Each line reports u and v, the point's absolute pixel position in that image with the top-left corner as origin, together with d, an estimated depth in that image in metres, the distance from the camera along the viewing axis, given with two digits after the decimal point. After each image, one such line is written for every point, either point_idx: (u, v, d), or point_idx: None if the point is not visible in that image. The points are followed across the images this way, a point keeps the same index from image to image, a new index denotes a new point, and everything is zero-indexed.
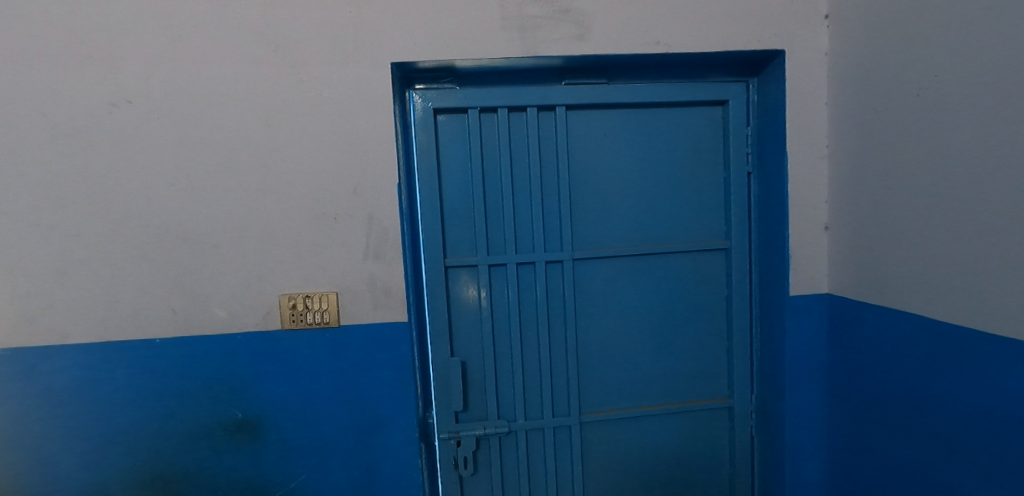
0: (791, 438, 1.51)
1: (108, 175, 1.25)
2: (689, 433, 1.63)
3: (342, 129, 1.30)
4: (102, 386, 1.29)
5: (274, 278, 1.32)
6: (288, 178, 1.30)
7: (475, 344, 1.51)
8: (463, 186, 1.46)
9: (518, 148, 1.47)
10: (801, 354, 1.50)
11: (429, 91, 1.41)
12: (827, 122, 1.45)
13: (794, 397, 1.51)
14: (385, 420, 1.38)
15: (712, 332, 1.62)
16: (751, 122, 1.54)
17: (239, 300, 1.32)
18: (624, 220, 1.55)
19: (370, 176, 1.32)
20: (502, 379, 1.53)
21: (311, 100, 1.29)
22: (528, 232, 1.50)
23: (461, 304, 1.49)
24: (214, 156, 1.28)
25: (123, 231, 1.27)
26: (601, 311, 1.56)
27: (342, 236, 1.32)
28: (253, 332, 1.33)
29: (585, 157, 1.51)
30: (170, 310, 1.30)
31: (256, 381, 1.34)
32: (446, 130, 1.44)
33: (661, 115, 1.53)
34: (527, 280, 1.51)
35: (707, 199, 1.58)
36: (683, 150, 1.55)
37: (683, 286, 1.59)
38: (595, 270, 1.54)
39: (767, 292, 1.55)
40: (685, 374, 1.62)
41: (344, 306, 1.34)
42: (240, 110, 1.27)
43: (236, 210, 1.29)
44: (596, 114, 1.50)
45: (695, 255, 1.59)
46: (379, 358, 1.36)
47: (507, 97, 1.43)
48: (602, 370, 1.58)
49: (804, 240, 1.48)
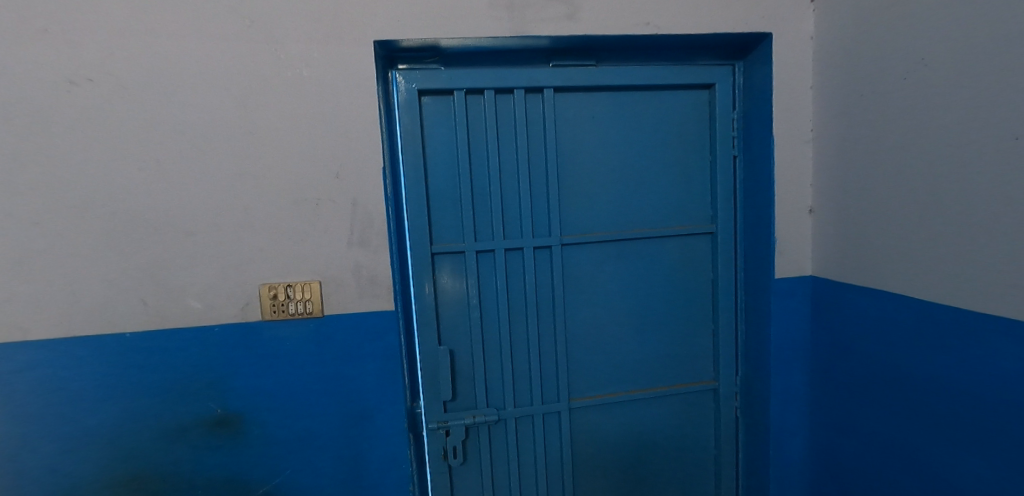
0: (776, 417, 1.55)
1: (69, 159, 1.17)
2: (675, 417, 1.65)
3: (323, 111, 1.24)
4: (68, 385, 1.22)
5: (253, 267, 1.26)
6: (266, 162, 1.24)
7: (464, 332, 1.48)
8: (449, 170, 1.42)
9: (505, 132, 1.44)
10: (786, 335, 1.52)
11: (413, 72, 1.36)
12: (813, 105, 1.46)
13: (779, 378, 1.53)
14: (373, 412, 1.35)
15: (698, 317, 1.63)
16: (737, 106, 1.54)
17: (216, 291, 1.25)
18: (613, 205, 1.53)
19: (354, 160, 1.27)
20: (491, 368, 1.51)
21: (289, 80, 1.22)
22: (516, 218, 1.47)
23: (449, 292, 1.46)
24: (185, 139, 1.21)
25: (88, 219, 1.19)
26: (590, 297, 1.55)
27: (324, 222, 1.27)
28: (232, 324, 1.27)
29: (574, 141, 1.49)
30: (141, 303, 1.23)
31: (236, 375, 1.28)
32: (431, 113, 1.40)
33: (649, 99, 1.52)
34: (516, 266, 1.49)
35: (693, 184, 1.58)
36: (671, 134, 1.54)
37: (670, 271, 1.59)
38: (584, 255, 1.53)
39: (753, 276, 1.56)
40: (672, 357, 1.63)
41: (328, 296, 1.29)
42: (213, 90, 1.20)
43: (211, 196, 1.23)
44: (584, 97, 1.48)
45: (682, 239, 1.59)
46: (365, 348, 1.32)
47: (494, 79, 1.39)
48: (590, 356, 1.57)
49: (788, 223, 1.49)
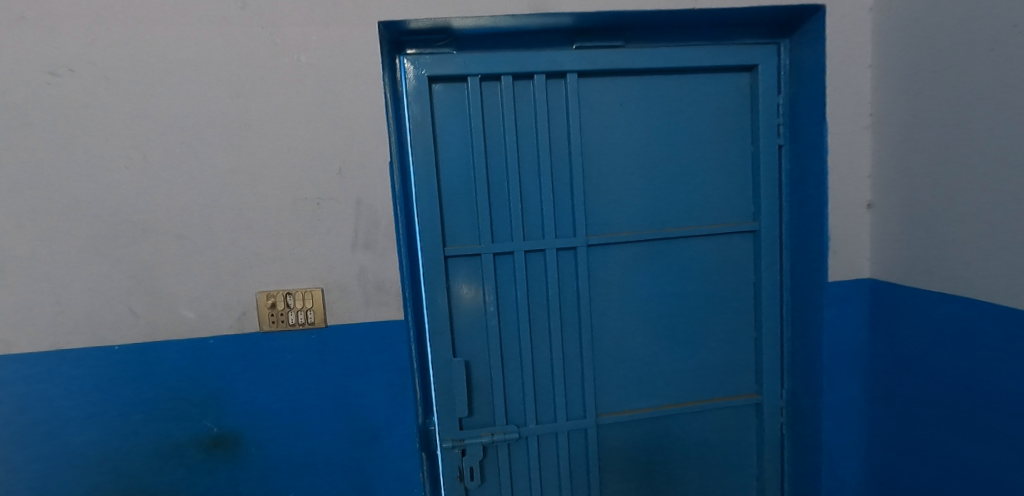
0: (828, 437, 1.38)
1: (50, 157, 1.07)
2: (714, 434, 1.50)
3: (323, 101, 1.13)
4: (54, 403, 1.12)
5: (250, 273, 1.15)
6: (262, 159, 1.12)
7: (480, 343, 1.35)
8: (463, 165, 1.29)
9: (524, 122, 1.30)
10: (839, 345, 1.36)
11: (422, 56, 1.23)
12: (871, 87, 1.29)
13: (831, 392, 1.37)
14: (382, 430, 1.23)
15: (738, 325, 1.48)
16: (784, 90, 1.38)
17: (210, 300, 1.15)
18: (643, 201, 1.39)
19: (357, 154, 1.15)
20: (510, 381, 1.38)
21: (286, 67, 1.11)
22: (537, 217, 1.34)
23: (465, 299, 1.34)
24: (175, 134, 1.10)
25: (71, 223, 1.09)
26: (617, 302, 1.41)
27: (326, 223, 1.16)
28: (228, 336, 1.16)
29: (599, 131, 1.34)
30: (131, 313, 1.13)
31: (233, 391, 1.18)
32: (443, 102, 1.27)
33: (683, 83, 1.37)
34: (537, 269, 1.36)
35: (733, 177, 1.42)
36: (707, 122, 1.39)
37: (708, 275, 1.44)
38: (611, 257, 1.39)
39: (801, 279, 1.40)
40: (709, 368, 1.48)
41: (331, 304, 1.18)
42: (203, 78, 1.09)
43: (204, 195, 1.12)
44: (611, 82, 1.34)
45: (721, 238, 1.44)
46: (373, 361, 1.21)
47: (511, 62, 1.26)
48: (619, 367, 1.43)
49: (845, 220, 1.33)
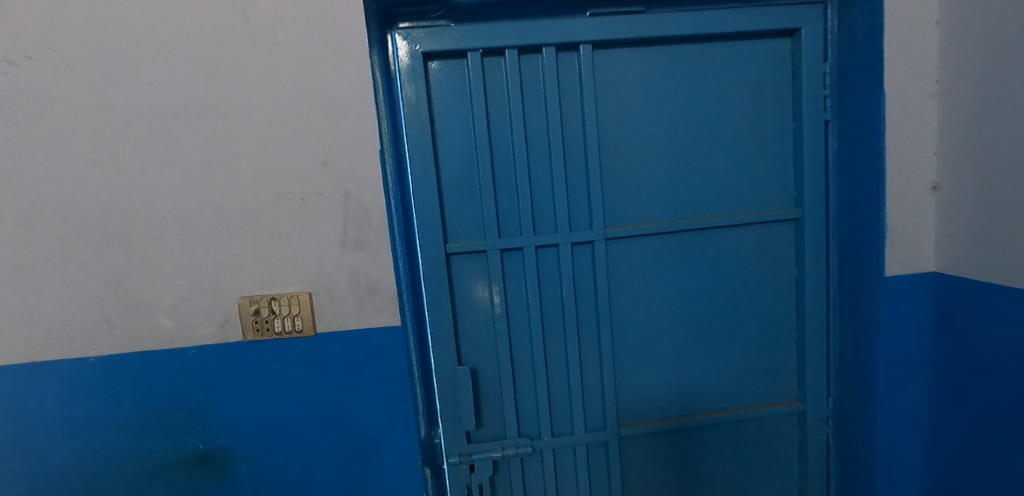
0: (883, 452, 1.22)
1: (10, 155, 0.98)
2: (750, 445, 1.35)
3: (303, 83, 1.00)
4: (29, 419, 1.04)
5: (230, 278, 1.04)
6: (239, 151, 1.01)
7: (488, 348, 1.23)
8: (465, 153, 1.16)
9: (532, 103, 1.16)
10: (896, 349, 1.19)
11: (416, 30, 1.09)
12: (937, 48, 1.10)
13: (887, 402, 1.21)
14: (380, 447, 1.12)
15: (777, 325, 1.32)
16: (831, 56, 1.20)
17: (189, 307, 1.05)
18: (668, 188, 1.24)
19: (344, 142, 1.03)
20: (522, 389, 1.25)
21: (261, 45, 0.99)
22: (548, 208, 1.20)
23: (471, 301, 1.21)
24: (144, 125, 0.99)
25: (37, 225, 1.00)
26: (640, 302, 1.27)
27: (313, 221, 1.04)
28: (210, 346, 1.06)
29: (617, 110, 1.19)
30: (106, 322, 1.04)
31: (218, 406, 1.08)
32: (440, 82, 1.14)
33: (712, 53, 1.20)
34: (550, 266, 1.22)
35: (771, 159, 1.26)
36: (741, 97, 1.23)
37: (743, 270, 1.29)
38: (633, 252, 1.24)
39: (851, 273, 1.23)
40: (744, 373, 1.33)
41: (320, 310, 1.07)
42: (171, 61, 0.98)
43: (176, 192, 1.01)
44: (630, 53, 1.18)
45: (757, 228, 1.27)
46: (368, 372, 1.10)
47: (516, 34, 1.11)
48: (642, 374, 1.29)
49: (906, 205, 1.14)
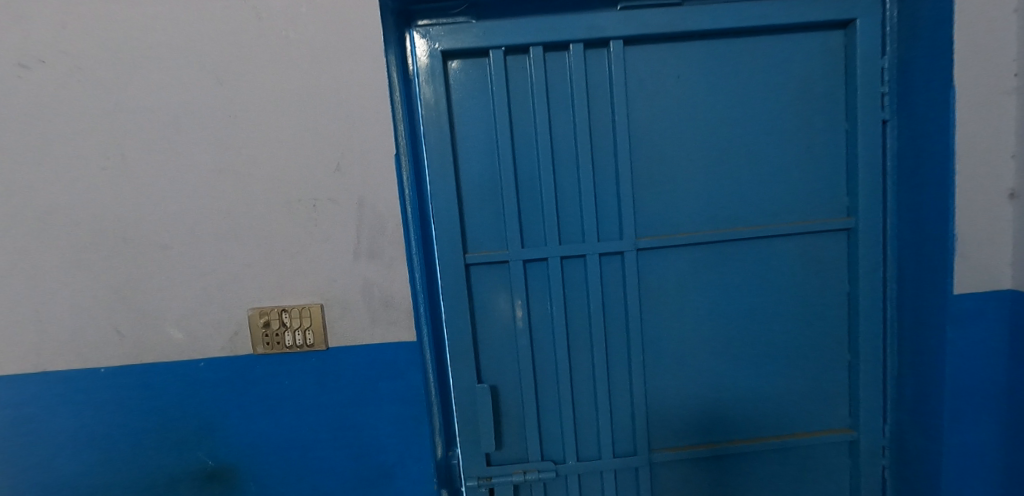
0: (949, 491, 1.09)
1: (24, 160, 0.96)
2: (794, 475, 1.24)
3: (316, 84, 0.95)
4: (40, 429, 1.02)
5: (240, 288, 1.00)
6: (250, 156, 0.97)
7: (509, 365, 1.16)
8: (486, 158, 1.09)
9: (558, 104, 1.09)
10: (965, 375, 1.06)
11: (435, 27, 1.03)
12: (1016, 39, 0.98)
13: (954, 435, 1.07)
14: (394, 469, 1.06)
15: (826, 345, 1.20)
16: (890, 49, 1.08)
17: (199, 318, 1.01)
18: (705, 195, 1.14)
19: (358, 146, 0.97)
20: (545, 409, 1.18)
21: (273, 45, 0.94)
22: (574, 217, 1.12)
23: (491, 315, 1.14)
24: (154, 129, 0.96)
25: (50, 232, 0.98)
26: (673, 318, 1.17)
27: (325, 229, 0.99)
28: (220, 359, 1.02)
29: (650, 110, 1.11)
30: (116, 332, 1.01)
31: (228, 421, 1.04)
32: (461, 83, 1.08)
33: (755, 49, 1.11)
34: (576, 278, 1.14)
35: (821, 163, 1.15)
36: (788, 97, 1.12)
37: (788, 284, 1.18)
38: (667, 263, 1.15)
39: (912, 289, 1.10)
40: (788, 395, 1.22)
41: (332, 323, 1.01)
42: (182, 63, 0.94)
43: (186, 198, 0.98)
44: (665, 50, 1.09)
45: (804, 237, 1.16)
46: (381, 389, 1.04)
47: (541, 29, 1.04)
48: (675, 395, 1.20)
49: (979, 214, 1.02)
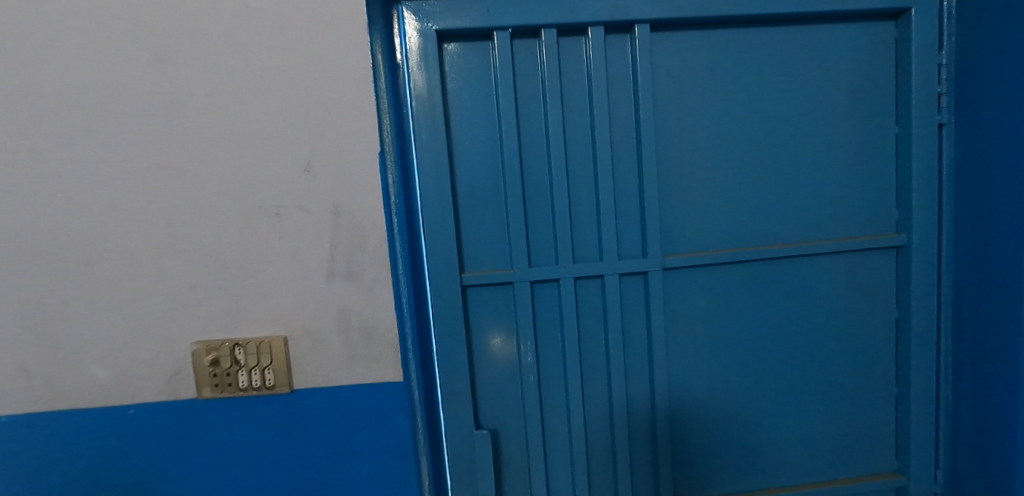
0: None
1: None
2: None
3: (281, 64, 0.77)
4: None
5: (183, 317, 0.81)
6: (198, 153, 0.78)
7: (513, 405, 0.98)
8: (488, 160, 0.93)
9: (572, 99, 0.93)
10: None
11: (428, 2, 0.86)
12: None
13: None
14: None
15: (873, 378, 1.06)
16: (948, 43, 0.95)
17: (131, 353, 0.81)
18: (738, 207, 0.99)
19: (333, 144, 0.79)
20: (555, 457, 1.00)
21: (228, 15, 0.76)
22: (591, 230, 0.96)
23: (491, 346, 0.96)
24: (75, 116, 0.77)
25: None
26: (702, 348, 1.01)
27: (291, 244, 0.80)
28: (157, 405, 0.82)
29: (678, 108, 0.95)
30: (24, 371, 0.81)
31: (167, 481, 0.84)
32: (459, 71, 0.91)
33: (796, 40, 0.97)
34: (591, 301, 0.97)
35: (867, 171, 1.01)
36: (831, 95, 0.99)
37: (831, 310, 1.03)
38: (695, 286, 1.00)
39: (974, 317, 0.96)
40: (829, 435, 1.07)
41: (298, 360, 0.82)
42: (111, 34, 0.76)
43: (116, 204, 0.78)
44: (695, 37, 0.95)
45: (849, 256, 1.02)
46: (360, 440, 0.85)
47: (555, 7, 0.88)
48: (704, 437, 1.03)
49: None
